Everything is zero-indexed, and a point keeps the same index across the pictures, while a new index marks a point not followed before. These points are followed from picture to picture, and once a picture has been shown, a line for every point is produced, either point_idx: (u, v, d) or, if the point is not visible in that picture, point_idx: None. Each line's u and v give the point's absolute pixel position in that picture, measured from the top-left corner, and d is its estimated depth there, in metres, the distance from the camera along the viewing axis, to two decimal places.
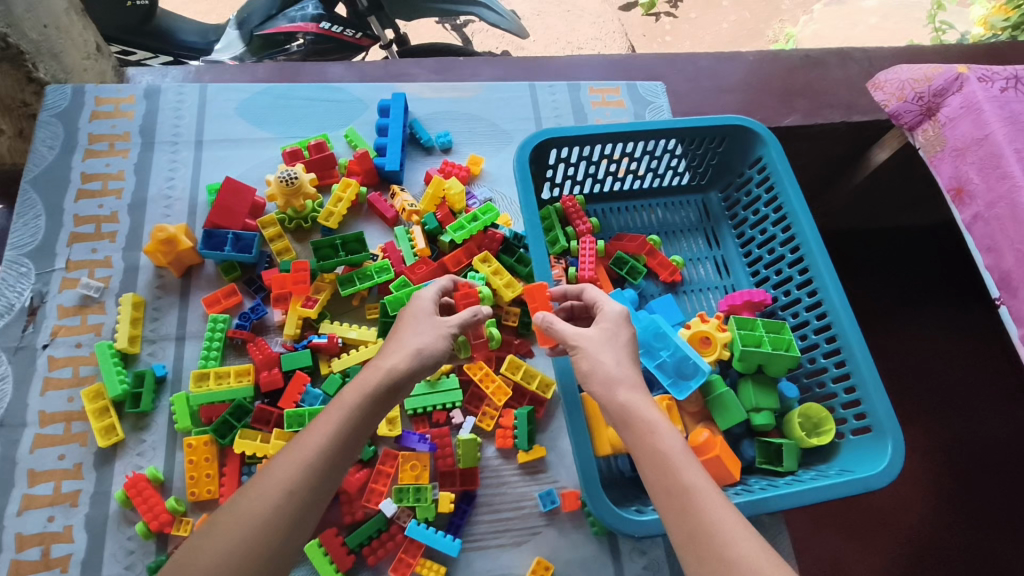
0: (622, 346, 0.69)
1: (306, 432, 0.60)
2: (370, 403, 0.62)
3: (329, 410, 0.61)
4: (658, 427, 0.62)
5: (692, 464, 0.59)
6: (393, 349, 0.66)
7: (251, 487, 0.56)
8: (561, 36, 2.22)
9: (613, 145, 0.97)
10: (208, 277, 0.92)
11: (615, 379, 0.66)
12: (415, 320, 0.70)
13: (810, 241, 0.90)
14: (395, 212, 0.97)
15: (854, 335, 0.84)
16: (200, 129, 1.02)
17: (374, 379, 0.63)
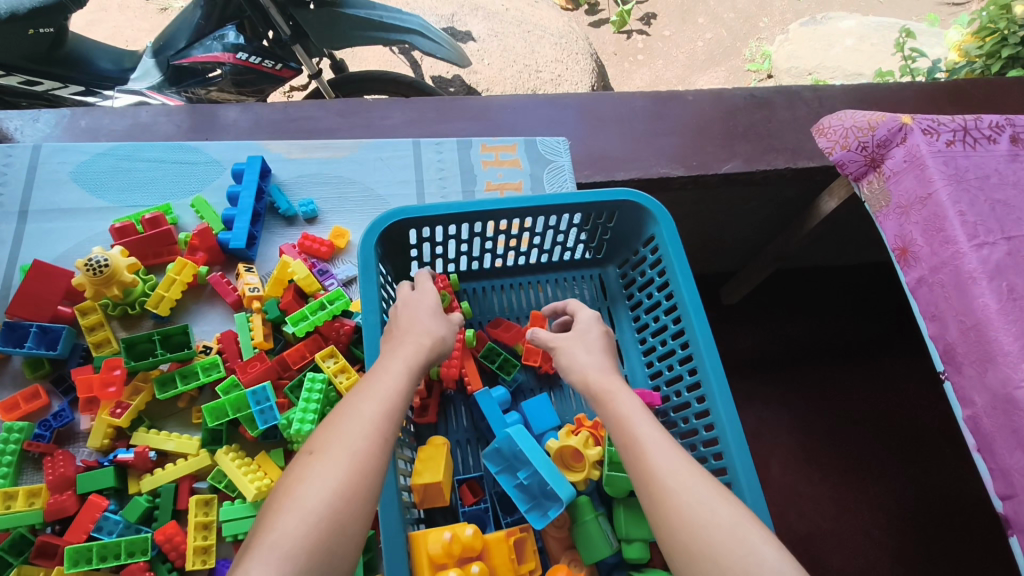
0: (599, 337, 0.73)
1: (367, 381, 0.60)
2: (419, 368, 0.64)
3: (389, 372, 0.61)
4: (617, 391, 0.63)
5: (648, 418, 0.60)
6: (412, 328, 0.68)
7: (331, 432, 0.54)
8: (518, 58, 1.98)
9: (483, 223, 0.86)
10: (14, 372, 0.81)
11: (584, 360, 0.69)
12: (424, 305, 0.72)
13: (699, 339, 0.78)
14: (236, 296, 0.85)
15: (741, 455, 0.71)
16: (26, 197, 0.91)
17: (410, 353, 0.64)
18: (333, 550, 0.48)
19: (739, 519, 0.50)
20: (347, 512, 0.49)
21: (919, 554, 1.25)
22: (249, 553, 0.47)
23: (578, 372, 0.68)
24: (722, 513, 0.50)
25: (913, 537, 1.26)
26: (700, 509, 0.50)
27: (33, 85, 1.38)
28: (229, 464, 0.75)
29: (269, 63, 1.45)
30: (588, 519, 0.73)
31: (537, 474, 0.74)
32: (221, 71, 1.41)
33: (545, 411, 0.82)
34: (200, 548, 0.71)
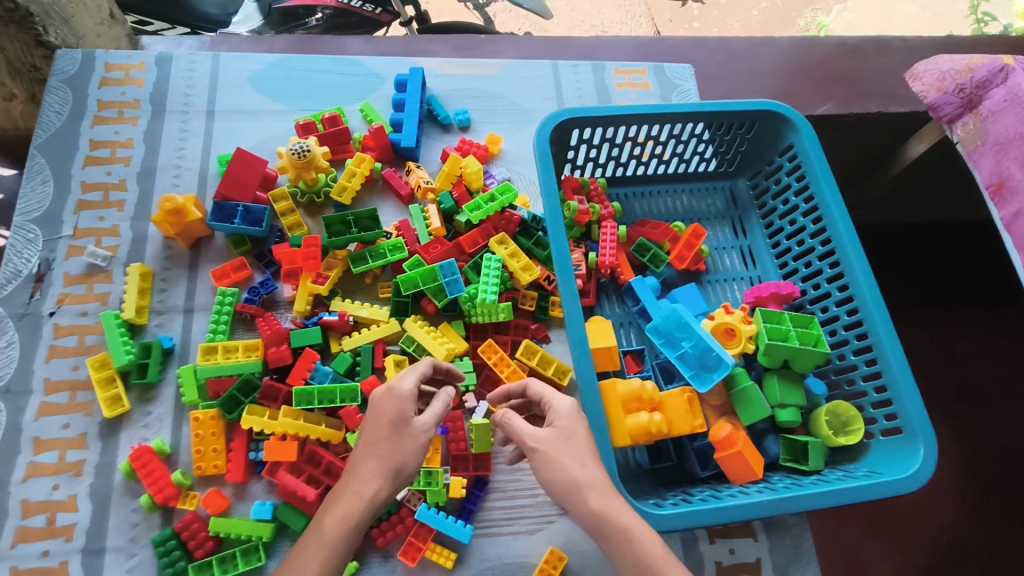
0: (581, 448, 0.62)
1: (290, 565, 0.57)
2: (360, 524, 0.59)
3: (307, 552, 0.57)
4: (631, 531, 0.56)
5: (676, 568, 0.55)
6: (367, 472, 0.61)
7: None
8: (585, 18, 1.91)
9: (638, 127, 0.93)
10: (218, 249, 0.90)
11: (581, 485, 0.59)
12: (383, 419, 0.63)
13: (844, 234, 0.85)
14: (410, 189, 0.94)
15: (887, 332, 0.80)
16: (212, 99, 1.00)
17: (355, 511, 0.59)
18: None
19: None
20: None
21: (1004, 482, 1.27)
22: None
23: (569, 501, 0.59)
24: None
25: (1000, 467, 1.28)
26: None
27: (143, 26, 1.45)
28: (420, 330, 0.84)
29: (369, 6, 1.53)
30: (747, 385, 0.82)
31: (700, 345, 0.82)
32: (322, 15, 1.50)
33: (696, 298, 0.90)
34: None
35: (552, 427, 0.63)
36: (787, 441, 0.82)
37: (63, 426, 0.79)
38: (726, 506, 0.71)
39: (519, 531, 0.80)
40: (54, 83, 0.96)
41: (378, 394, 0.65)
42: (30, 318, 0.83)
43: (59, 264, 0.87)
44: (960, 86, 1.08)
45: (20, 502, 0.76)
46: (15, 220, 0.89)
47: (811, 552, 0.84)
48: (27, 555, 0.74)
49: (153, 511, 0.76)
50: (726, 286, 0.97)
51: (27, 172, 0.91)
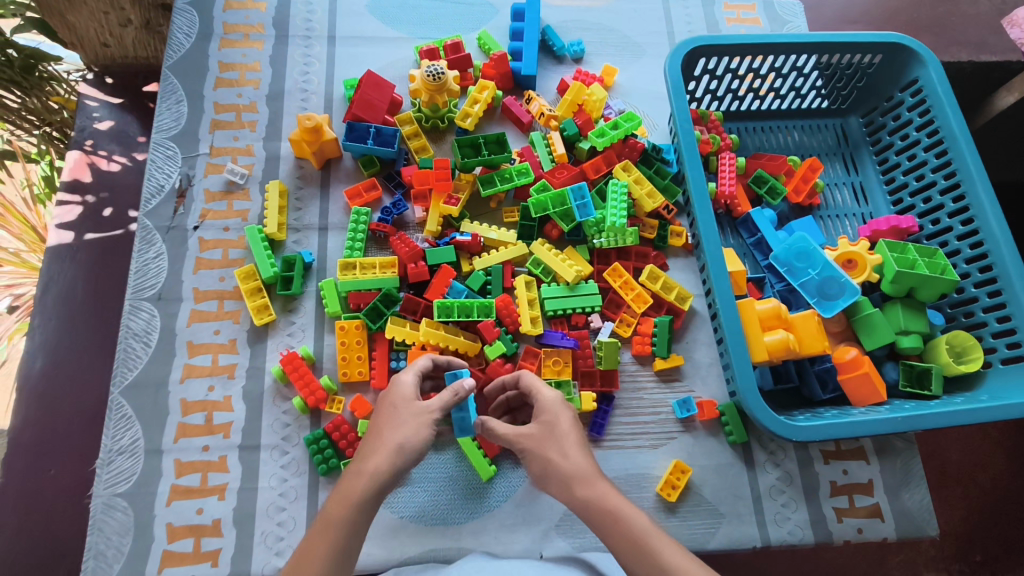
0: (568, 432, 0.65)
1: (303, 548, 0.59)
2: (367, 499, 0.61)
3: (315, 531, 0.59)
4: (616, 510, 0.60)
5: (664, 539, 0.58)
6: (373, 448, 0.63)
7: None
8: None
9: (763, 59, 0.94)
10: (347, 170, 0.92)
11: (570, 474, 0.62)
12: (388, 409, 0.66)
13: (969, 166, 0.86)
14: (531, 117, 0.95)
15: (1014, 263, 0.82)
16: (333, 25, 1.01)
17: (357, 487, 0.61)
18: None
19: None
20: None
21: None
22: None
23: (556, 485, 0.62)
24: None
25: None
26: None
27: None
28: (547, 252, 0.86)
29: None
30: (872, 312, 0.83)
31: (825, 273, 0.83)
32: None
33: (814, 229, 0.91)
34: (532, 317, 0.84)
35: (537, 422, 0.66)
36: (906, 368, 0.84)
37: (214, 332, 0.83)
38: (862, 420, 0.73)
39: (642, 445, 0.82)
40: (182, 6, 0.99)
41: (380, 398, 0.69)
42: (176, 231, 0.87)
43: (199, 181, 0.90)
44: None
45: (179, 400, 0.79)
46: (153, 136, 0.92)
47: (921, 477, 0.84)
48: (190, 449, 0.77)
49: (303, 413, 0.79)
50: (839, 221, 0.98)
51: (161, 90, 0.94)
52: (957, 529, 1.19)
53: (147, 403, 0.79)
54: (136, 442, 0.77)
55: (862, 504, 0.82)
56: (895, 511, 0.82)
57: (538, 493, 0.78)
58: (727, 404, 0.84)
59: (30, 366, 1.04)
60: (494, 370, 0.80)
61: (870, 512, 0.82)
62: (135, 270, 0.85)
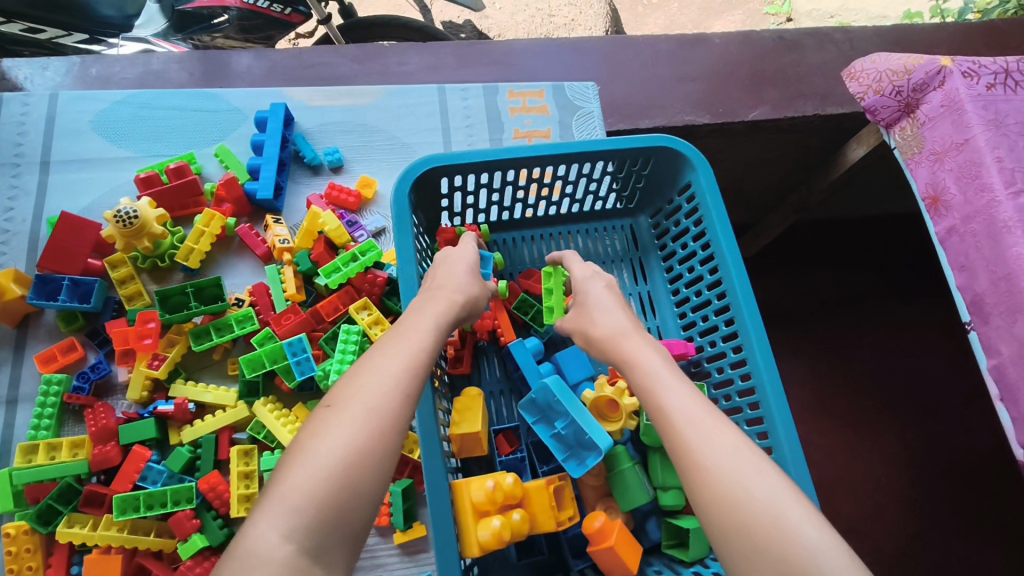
0: (603, 295, 0.69)
1: (393, 331, 0.57)
2: (452, 318, 0.61)
3: (419, 321, 0.58)
4: (638, 355, 0.59)
5: (674, 379, 0.56)
6: (462, 277, 0.66)
7: (349, 388, 0.50)
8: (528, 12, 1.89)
9: (517, 171, 0.84)
10: (48, 326, 0.81)
11: (616, 331, 0.63)
12: (471, 256, 0.69)
13: (735, 284, 0.77)
14: (266, 248, 0.84)
15: (778, 403, 0.71)
16: (47, 148, 0.89)
17: (454, 303, 0.62)
18: (351, 502, 0.45)
19: (797, 501, 0.46)
20: (369, 476, 0.46)
21: (932, 496, 1.25)
22: (259, 503, 0.44)
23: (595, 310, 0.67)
24: (767, 497, 0.46)
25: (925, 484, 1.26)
26: (742, 484, 0.47)
27: (35, 32, 1.33)
28: (266, 414, 0.75)
29: (277, 8, 1.52)
30: (626, 468, 0.74)
31: (573, 426, 0.74)
32: (228, 16, 1.46)
33: (580, 362, 0.81)
34: (245, 496, 0.72)
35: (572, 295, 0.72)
36: (669, 524, 0.74)
37: None
38: None
39: None
40: None
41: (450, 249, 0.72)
42: None
43: None
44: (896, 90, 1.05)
45: None
46: None
47: None
48: None
49: None
50: None
51: None
52: None
53: None
54: None
55: None
56: None
57: None
58: None
59: None
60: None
61: None
62: None
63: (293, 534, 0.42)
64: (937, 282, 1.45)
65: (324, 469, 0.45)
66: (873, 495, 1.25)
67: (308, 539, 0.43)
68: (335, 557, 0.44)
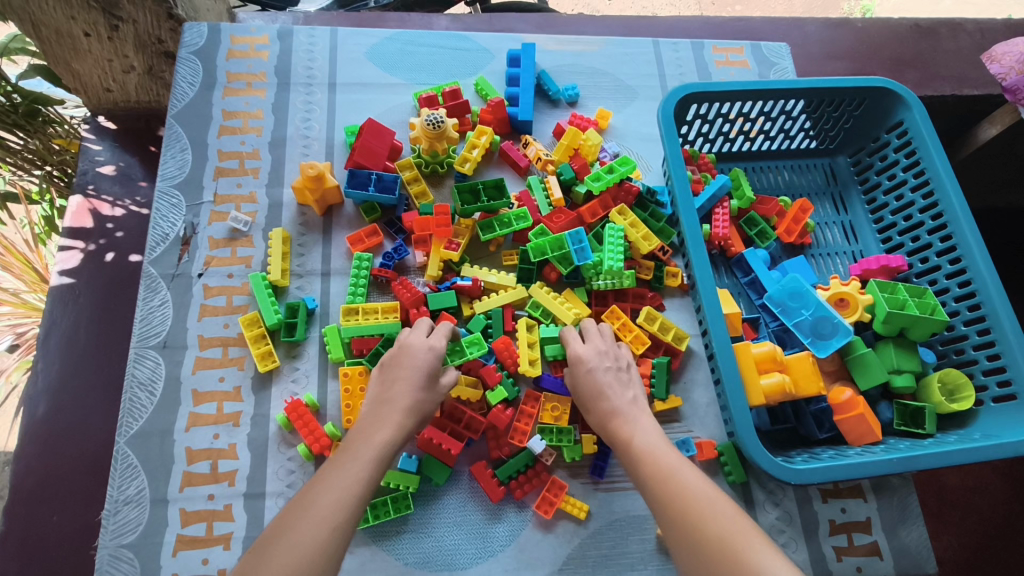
0: (608, 381, 0.75)
1: (368, 427, 0.66)
2: (407, 428, 0.68)
3: (383, 421, 0.67)
4: (636, 422, 0.70)
5: (669, 450, 0.66)
6: (407, 369, 0.72)
7: (330, 478, 0.60)
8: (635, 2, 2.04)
9: (752, 104, 0.97)
10: (349, 216, 0.94)
11: (594, 406, 0.74)
12: (423, 366, 0.73)
13: (955, 203, 0.89)
14: (528, 161, 0.98)
15: (1002, 303, 0.84)
16: (333, 72, 1.04)
17: (403, 402, 0.69)
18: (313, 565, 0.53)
19: (754, 537, 0.54)
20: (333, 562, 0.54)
21: None
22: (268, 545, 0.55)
23: (593, 404, 0.74)
24: (721, 521, 0.56)
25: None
26: (703, 524, 0.56)
27: None
28: (546, 295, 0.88)
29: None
30: (865, 352, 0.85)
31: (818, 313, 0.85)
32: None
33: (807, 269, 0.93)
34: (531, 358, 0.85)
35: (579, 376, 0.77)
36: (900, 407, 0.85)
37: (219, 379, 0.83)
38: (859, 463, 0.75)
39: None
40: (185, 55, 1.01)
41: (417, 347, 0.75)
42: (181, 278, 0.88)
43: (203, 228, 0.91)
44: None
45: (184, 449, 0.79)
46: (158, 185, 0.94)
47: (919, 514, 0.85)
48: (195, 498, 0.77)
49: (308, 460, 0.80)
50: (830, 259, 1.00)
51: (166, 139, 0.96)
52: (957, 555, 1.20)
53: (153, 452, 0.79)
54: (142, 492, 0.77)
55: (861, 542, 0.83)
56: (894, 548, 0.84)
57: (541, 536, 0.79)
58: (725, 444, 0.86)
59: (32, 412, 1.02)
60: (496, 417, 0.81)
61: (868, 550, 0.83)
62: (141, 318, 0.85)
63: None
64: None
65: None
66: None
67: None
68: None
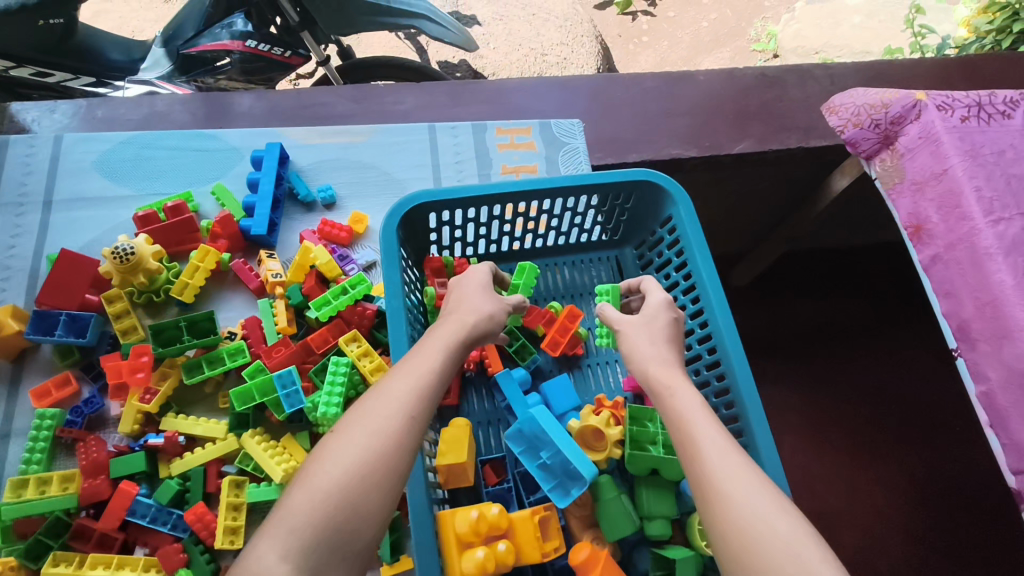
0: (660, 322, 0.70)
1: (415, 354, 0.63)
2: (461, 348, 0.66)
3: (427, 352, 0.63)
4: (674, 388, 0.62)
5: (704, 415, 0.58)
6: (489, 295, 0.73)
7: (378, 395, 0.58)
8: (524, 41, 2.03)
9: (502, 207, 0.86)
10: (43, 362, 0.82)
11: (648, 358, 0.66)
12: (475, 283, 0.73)
13: (715, 310, 0.79)
14: (259, 282, 0.86)
15: (761, 431, 0.72)
16: (51, 187, 0.93)
17: (473, 320, 0.68)
18: (353, 514, 0.51)
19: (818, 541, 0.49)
20: (399, 468, 0.54)
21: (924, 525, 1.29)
22: (295, 485, 0.52)
23: (635, 358, 0.67)
24: (764, 513, 0.50)
25: (907, 506, 1.31)
26: (770, 508, 0.50)
27: (44, 76, 1.42)
28: (257, 448, 0.76)
29: (278, 51, 1.50)
30: (611, 498, 0.74)
31: (557, 457, 0.74)
32: (230, 58, 1.47)
33: (566, 392, 0.83)
34: (231, 528, 0.73)
35: (638, 314, 0.72)
36: (657, 557, 0.73)
37: None
38: None
39: None
40: None
41: (456, 279, 0.75)
42: None
43: None
44: (875, 122, 1.08)
45: None
46: None
47: None
48: None
49: None
50: (609, 368, 0.90)
51: None
52: None
53: None
54: None
55: None
56: None
57: None
58: None
59: None
60: None
61: None
62: None
63: (290, 555, 0.48)
64: (908, 314, 1.54)
65: (310, 513, 0.50)
66: (855, 520, 1.29)
67: (302, 560, 0.48)
68: (339, 567, 0.50)
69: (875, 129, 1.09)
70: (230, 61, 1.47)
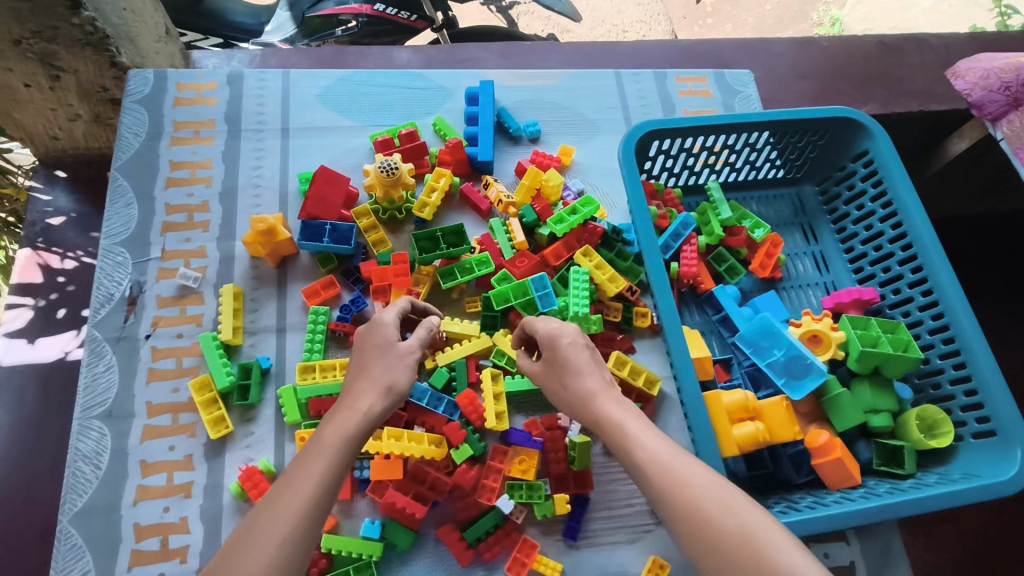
0: (555, 344, 0.69)
1: (296, 460, 0.58)
2: (345, 448, 0.59)
3: (307, 454, 0.58)
4: (603, 399, 0.64)
5: (641, 424, 0.60)
6: (361, 383, 0.66)
7: (271, 498, 0.54)
8: (605, 18, 1.93)
9: (715, 137, 0.94)
10: (304, 268, 0.91)
11: (565, 370, 0.68)
12: (371, 345, 0.70)
13: (923, 234, 0.87)
14: (489, 203, 0.94)
15: (974, 334, 0.82)
16: (285, 117, 1.00)
17: (355, 419, 0.62)
18: None
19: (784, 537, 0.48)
20: None
21: None
22: None
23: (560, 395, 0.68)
24: (723, 515, 0.50)
25: None
26: (717, 510, 0.50)
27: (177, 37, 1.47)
28: (511, 344, 0.86)
29: (404, 14, 1.52)
30: (840, 392, 0.83)
31: (790, 352, 0.82)
32: (356, 22, 1.50)
33: (778, 305, 0.91)
34: (497, 412, 0.83)
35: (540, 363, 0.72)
36: (878, 446, 0.83)
37: (169, 448, 0.80)
38: (831, 514, 0.72)
39: (618, 540, 0.81)
40: (129, 104, 0.97)
41: (361, 330, 0.73)
42: (127, 341, 0.85)
43: (150, 286, 0.88)
44: (1005, 83, 1.07)
45: (132, 525, 0.76)
46: (102, 243, 0.89)
47: (902, 553, 0.84)
48: None
49: None
50: (801, 292, 0.99)
51: (111, 193, 0.92)
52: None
53: (98, 531, 0.76)
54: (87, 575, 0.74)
55: None
56: None
57: None
58: None
59: None
60: (460, 476, 0.78)
61: None
62: (84, 386, 0.82)
63: None
64: None
65: None
66: None
67: None
68: None
69: (1006, 91, 1.07)
70: (355, 24, 1.50)
